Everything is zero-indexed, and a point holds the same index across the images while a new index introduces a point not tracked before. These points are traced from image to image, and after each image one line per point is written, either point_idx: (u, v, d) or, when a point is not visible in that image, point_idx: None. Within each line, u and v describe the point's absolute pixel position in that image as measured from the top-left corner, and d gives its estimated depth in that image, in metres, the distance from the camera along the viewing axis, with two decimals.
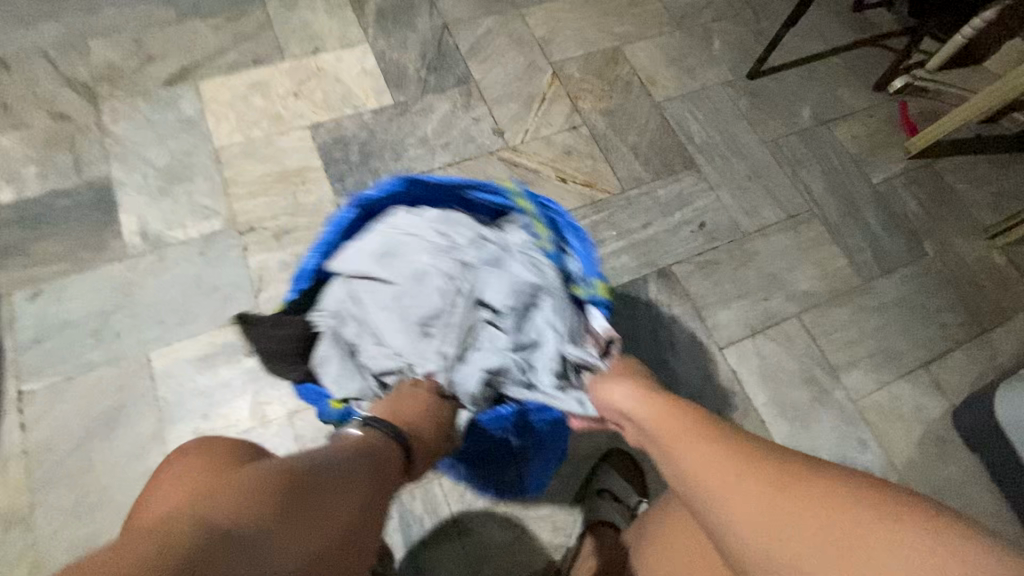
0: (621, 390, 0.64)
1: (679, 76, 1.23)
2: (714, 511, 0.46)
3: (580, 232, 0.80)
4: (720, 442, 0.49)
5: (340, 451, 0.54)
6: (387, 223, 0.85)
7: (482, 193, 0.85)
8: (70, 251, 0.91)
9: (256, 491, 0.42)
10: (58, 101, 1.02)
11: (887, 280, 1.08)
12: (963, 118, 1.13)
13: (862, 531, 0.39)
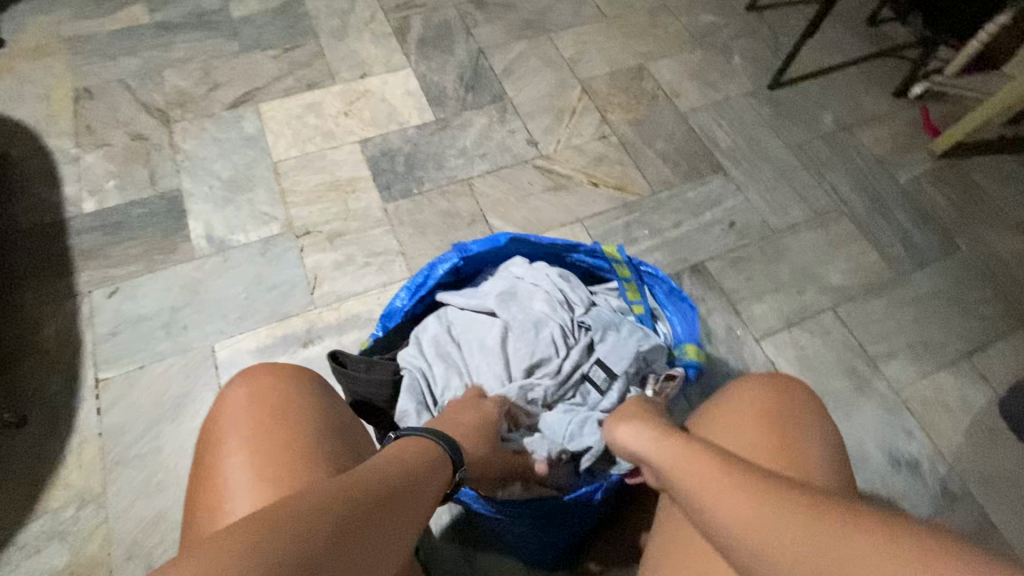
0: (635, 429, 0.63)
1: (703, 89, 1.30)
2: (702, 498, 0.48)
3: (684, 295, 0.84)
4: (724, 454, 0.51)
5: (391, 461, 0.52)
6: (501, 273, 0.87)
7: (584, 255, 0.86)
8: (145, 253, 0.99)
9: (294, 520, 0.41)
10: (135, 123, 1.13)
11: (921, 274, 1.09)
12: (987, 116, 1.16)
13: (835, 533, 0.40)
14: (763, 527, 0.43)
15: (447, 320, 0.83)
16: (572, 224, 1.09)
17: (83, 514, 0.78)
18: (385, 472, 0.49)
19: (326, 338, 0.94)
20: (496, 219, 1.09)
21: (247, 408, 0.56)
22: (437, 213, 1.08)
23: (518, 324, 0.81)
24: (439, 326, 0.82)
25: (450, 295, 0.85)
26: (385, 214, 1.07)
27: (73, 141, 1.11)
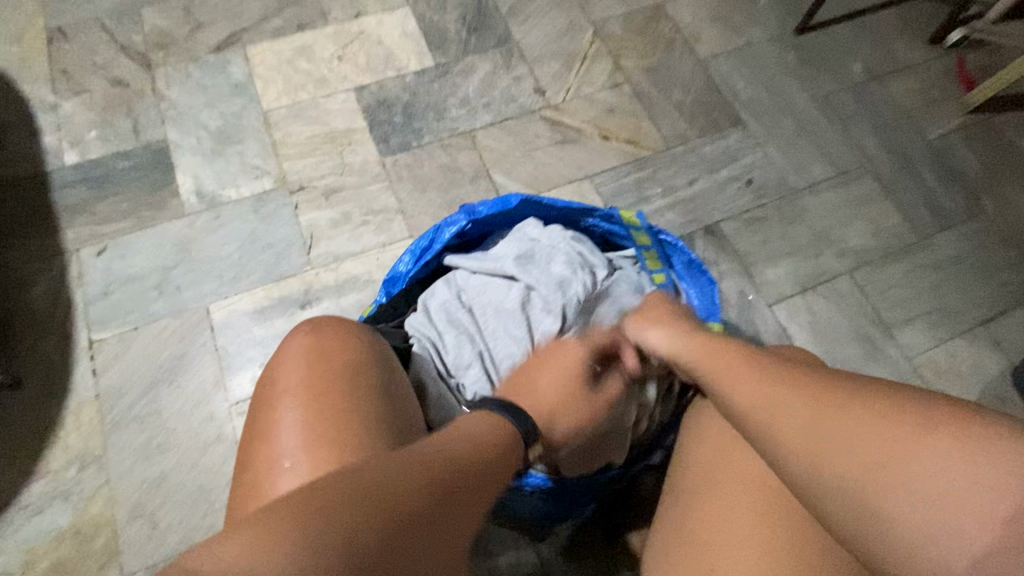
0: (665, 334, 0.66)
1: (725, 33, 1.20)
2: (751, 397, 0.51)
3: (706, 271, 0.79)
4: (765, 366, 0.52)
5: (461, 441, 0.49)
6: (514, 236, 0.82)
7: (600, 220, 0.82)
8: (133, 209, 0.95)
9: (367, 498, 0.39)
10: (115, 68, 1.06)
11: (944, 237, 1.04)
12: None
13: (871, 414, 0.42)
14: (765, 410, 0.47)
15: (458, 284, 0.79)
16: (580, 181, 1.04)
17: (85, 476, 0.78)
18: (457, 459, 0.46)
19: (324, 300, 0.91)
20: (501, 174, 1.03)
21: (308, 365, 0.54)
22: (437, 168, 1.03)
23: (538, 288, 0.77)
24: (451, 290, 0.78)
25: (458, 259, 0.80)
26: (383, 169, 1.01)
27: (50, 87, 1.04)
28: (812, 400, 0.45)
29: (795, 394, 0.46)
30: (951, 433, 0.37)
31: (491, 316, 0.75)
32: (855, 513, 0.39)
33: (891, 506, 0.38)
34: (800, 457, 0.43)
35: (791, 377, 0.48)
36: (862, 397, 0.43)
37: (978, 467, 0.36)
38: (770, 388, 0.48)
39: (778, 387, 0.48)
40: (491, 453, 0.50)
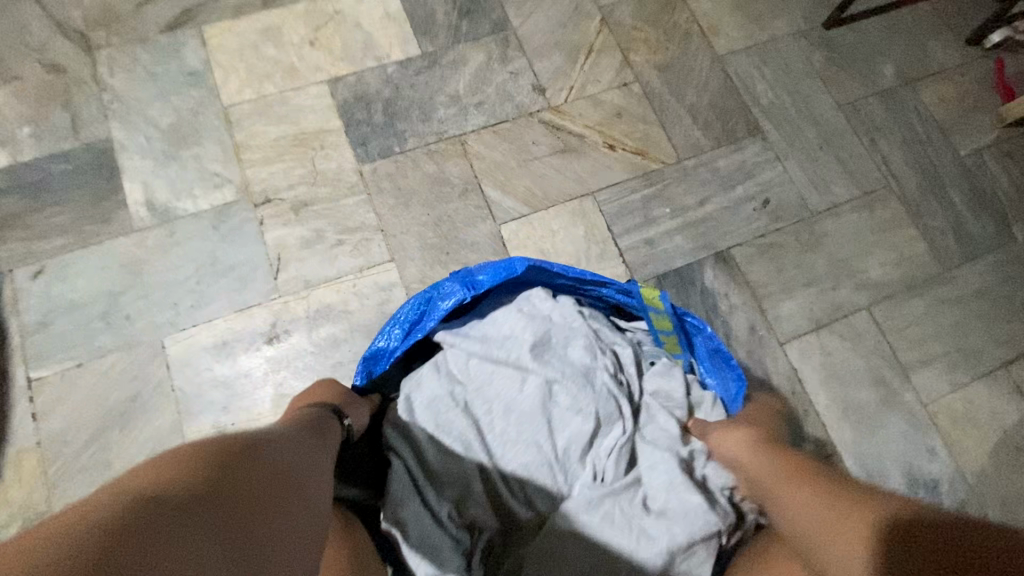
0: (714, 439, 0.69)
1: (747, 24, 1.07)
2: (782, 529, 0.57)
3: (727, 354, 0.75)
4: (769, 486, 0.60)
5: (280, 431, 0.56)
6: (523, 310, 0.78)
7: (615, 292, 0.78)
8: (73, 223, 0.84)
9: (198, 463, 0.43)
10: (52, 52, 0.93)
11: (969, 269, 0.97)
12: None
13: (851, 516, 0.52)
14: (798, 501, 0.56)
15: (457, 368, 0.76)
16: (582, 197, 0.93)
17: None
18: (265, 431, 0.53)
19: (295, 334, 0.82)
20: (494, 188, 0.92)
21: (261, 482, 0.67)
22: (422, 179, 0.91)
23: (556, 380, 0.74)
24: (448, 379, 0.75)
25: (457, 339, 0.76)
26: (361, 179, 0.90)
27: None
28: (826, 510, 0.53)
29: (820, 491, 0.55)
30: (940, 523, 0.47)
31: (506, 411, 0.74)
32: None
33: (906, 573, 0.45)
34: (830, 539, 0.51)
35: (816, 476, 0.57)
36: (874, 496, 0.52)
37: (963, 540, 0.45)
38: (795, 485, 0.57)
39: (804, 485, 0.57)
40: (311, 428, 0.59)
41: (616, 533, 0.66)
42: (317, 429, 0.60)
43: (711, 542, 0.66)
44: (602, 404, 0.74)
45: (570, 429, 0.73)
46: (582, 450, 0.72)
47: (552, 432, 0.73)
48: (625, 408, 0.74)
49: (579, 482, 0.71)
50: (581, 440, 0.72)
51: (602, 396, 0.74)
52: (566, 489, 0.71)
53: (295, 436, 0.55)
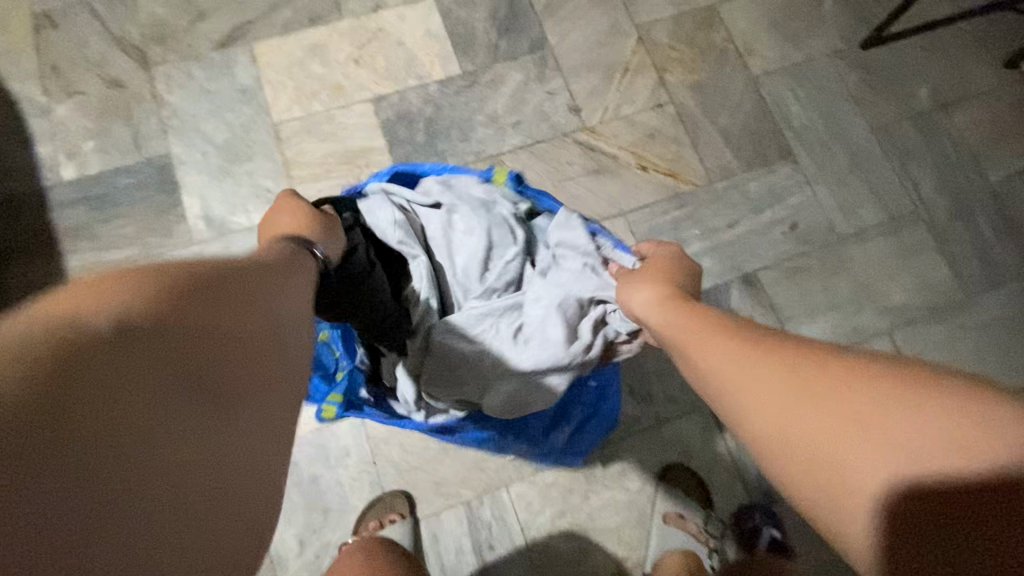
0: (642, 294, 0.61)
1: (782, 44, 1.08)
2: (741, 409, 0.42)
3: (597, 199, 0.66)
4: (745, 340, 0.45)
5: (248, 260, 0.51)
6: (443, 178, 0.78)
7: None
8: (138, 235, 0.90)
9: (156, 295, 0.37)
10: (111, 66, 0.97)
11: (992, 296, 0.99)
12: None
13: (869, 399, 0.35)
14: (733, 383, 0.43)
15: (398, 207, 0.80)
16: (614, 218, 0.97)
17: None
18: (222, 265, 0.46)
19: None
20: None
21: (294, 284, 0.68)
22: None
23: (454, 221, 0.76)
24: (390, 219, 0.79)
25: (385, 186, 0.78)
26: None
27: (41, 87, 0.96)
28: (835, 403, 0.36)
29: (756, 360, 0.42)
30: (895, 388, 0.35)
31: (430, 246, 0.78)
32: (828, 484, 0.35)
33: (844, 468, 0.34)
34: (764, 425, 0.40)
35: (755, 339, 0.45)
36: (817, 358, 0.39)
37: (932, 423, 0.32)
38: (731, 357, 0.44)
39: (723, 337, 0.47)
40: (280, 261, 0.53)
41: (511, 352, 0.71)
42: (280, 265, 0.53)
43: (591, 332, 0.71)
44: (493, 234, 0.75)
45: (467, 249, 0.76)
46: (479, 270, 0.75)
47: (450, 256, 0.77)
48: (515, 235, 0.76)
49: (473, 298, 0.75)
50: (476, 261, 0.75)
51: (494, 221, 0.75)
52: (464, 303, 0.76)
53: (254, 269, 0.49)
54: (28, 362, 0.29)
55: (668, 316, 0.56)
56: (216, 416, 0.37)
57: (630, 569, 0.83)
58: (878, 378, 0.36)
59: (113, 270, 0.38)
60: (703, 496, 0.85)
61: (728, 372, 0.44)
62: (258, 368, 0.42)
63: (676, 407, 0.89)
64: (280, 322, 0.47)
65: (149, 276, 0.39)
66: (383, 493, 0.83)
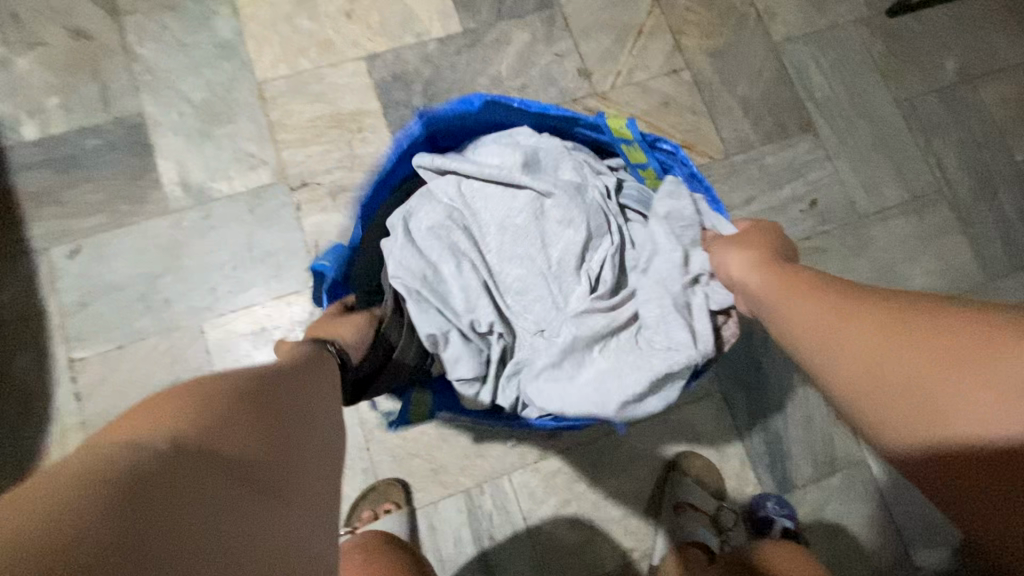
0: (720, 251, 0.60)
1: (806, 9, 1.01)
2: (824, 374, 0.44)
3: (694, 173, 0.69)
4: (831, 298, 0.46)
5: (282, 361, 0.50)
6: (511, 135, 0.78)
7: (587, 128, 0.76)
8: (109, 201, 0.82)
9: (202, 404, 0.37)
10: (75, 13, 0.88)
11: (1015, 279, 0.95)
12: None
13: (963, 338, 0.37)
14: (825, 354, 0.44)
15: (447, 196, 0.76)
16: None
17: None
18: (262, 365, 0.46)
19: None
20: None
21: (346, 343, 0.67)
22: None
23: (537, 205, 0.74)
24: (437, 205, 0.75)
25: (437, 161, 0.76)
26: None
27: None
28: (907, 336, 0.39)
29: (900, 338, 0.39)
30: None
31: (495, 232, 0.75)
32: (912, 423, 0.37)
33: (953, 415, 0.35)
34: (856, 379, 0.41)
35: (864, 295, 0.44)
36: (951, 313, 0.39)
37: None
38: (830, 316, 0.44)
39: (797, 295, 0.48)
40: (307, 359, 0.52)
41: (599, 364, 0.67)
42: (312, 362, 0.52)
43: (705, 318, 0.64)
44: (593, 216, 0.74)
45: (563, 241, 0.73)
46: (577, 261, 0.72)
47: (511, 254, 0.74)
48: (613, 224, 0.74)
49: (575, 295, 0.72)
50: (573, 250, 0.72)
51: (592, 210, 0.74)
52: (561, 302, 0.72)
53: (291, 372, 0.48)
54: (89, 487, 0.28)
55: (751, 270, 0.55)
56: (264, 506, 0.34)
57: (637, 560, 0.79)
58: (984, 332, 0.36)
59: (162, 390, 0.38)
60: (714, 486, 0.82)
61: (825, 343, 0.44)
62: (300, 464, 0.39)
63: (688, 392, 0.84)
64: (320, 424, 0.45)
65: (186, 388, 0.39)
66: (377, 480, 0.78)
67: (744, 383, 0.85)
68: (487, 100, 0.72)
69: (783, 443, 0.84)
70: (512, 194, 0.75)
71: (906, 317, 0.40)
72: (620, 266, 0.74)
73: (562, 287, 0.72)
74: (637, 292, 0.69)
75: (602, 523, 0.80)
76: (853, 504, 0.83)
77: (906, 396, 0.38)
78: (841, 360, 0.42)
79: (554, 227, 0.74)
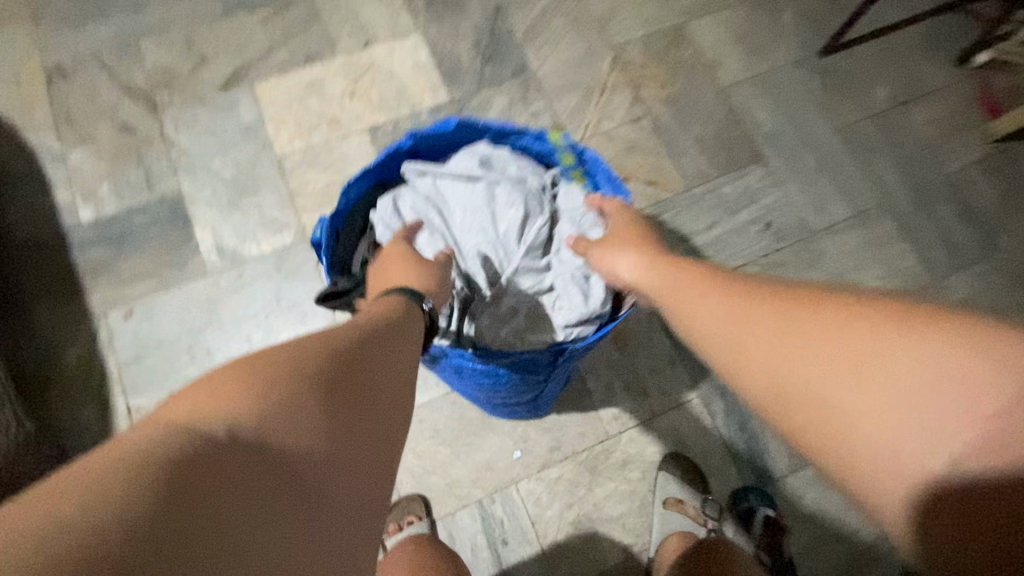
0: (624, 261, 0.67)
1: (747, 56, 1.16)
2: (729, 373, 0.42)
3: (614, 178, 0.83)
4: (745, 296, 0.45)
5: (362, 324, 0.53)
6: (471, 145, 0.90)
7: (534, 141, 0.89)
8: (155, 268, 0.95)
9: (266, 382, 0.39)
10: (120, 111, 1.04)
11: (958, 278, 1.06)
12: None
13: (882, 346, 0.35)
14: (733, 352, 0.42)
15: (423, 189, 0.87)
16: None
17: None
18: (331, 337, 0.48)
19: None
20: None
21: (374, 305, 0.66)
22: None
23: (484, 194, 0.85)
24: (415, 194, 0.86)
25: (414, 166, 0.88)
26: None
27: (55, 135, 1.02)
28: (833, 341, 0.37)
29: (812, 338, 0.38)
30: (961, 347, 0.32)
31: (456, 214, 0.86)
32: (824, 449, 0.35)
33: (871, 439, 0.33)
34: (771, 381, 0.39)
35: (769, 296, 0.43)
36: (868, 318, 0.36)
37: (954, 371, 0.32)
38: (734, 312, 0.44)
39: (708, 293, 0.49)
40: (388, 326, 0.55)
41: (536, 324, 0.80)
42: (394, 329, 0.55)
43: (601, 285, 0.80)
44: (530, 198, 0.85)
45: (507, 220, 0.85)
46: (519, 236, 0.84)
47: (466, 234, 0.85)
48: (547, 204, 0.86)
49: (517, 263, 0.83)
50: (514, 226, 0.84)
51: (530, 194, 0.86)
52: (506, 267, 0.84)
53: (362, 339, 0.50)
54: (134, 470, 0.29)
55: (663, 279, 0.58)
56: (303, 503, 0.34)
57: (637, 555, 0.88)
58: (944, 351, 0.33)
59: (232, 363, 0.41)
60: (699, 483, 0.90)
61: (726, 338, 0.44)
62: (356, 441, 0.40)
63: (671, 399, 0.95)
64: (389, 381, 0.48)
65: (280, 355, 0.43)
66: (400, 497, 0.88)
67: (721, 388, 0.95)
68: (460, 121, 0.83)
69: (760, 440, 0.94)
70: (469, 184, 0.86)
71: (826, 317, 0.38)
72: (550, 242, 0.86)
73: (502, 259, 0.84)
74: (556, 266, 0.84)
75: (601, 523, 0.89)
76: (829, 492, 0.92)
77: (821, 418, 0.35)
78: (755, 365, 0.40)
79: (497, 209, 0.85)
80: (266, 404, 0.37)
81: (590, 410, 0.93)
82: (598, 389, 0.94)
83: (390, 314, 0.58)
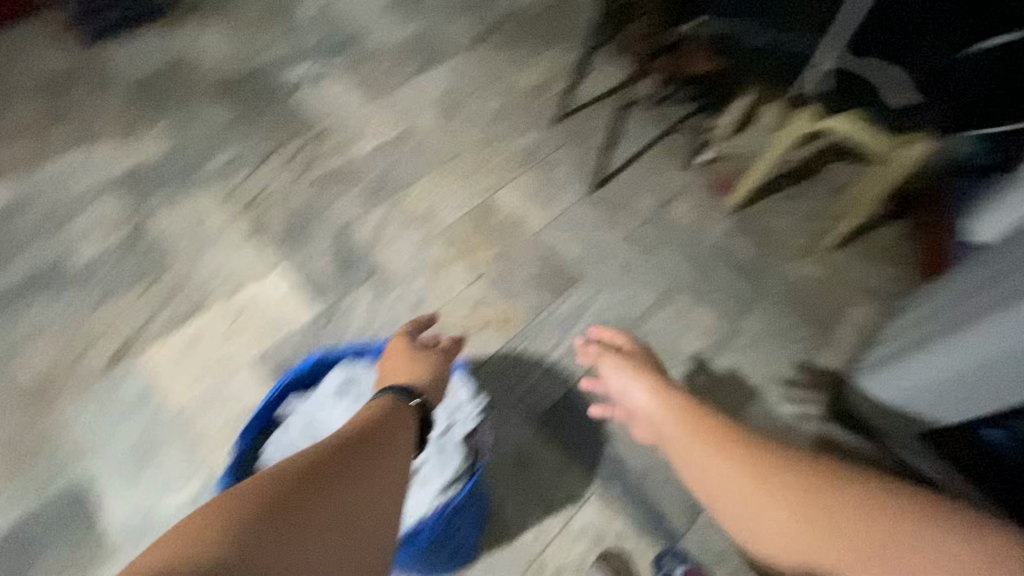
0: (635, 395, 1.05)
1: (543, 207, 1.54)
2: (766, 522, 0.79)
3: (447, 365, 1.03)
4: (765, 459, 0.83)
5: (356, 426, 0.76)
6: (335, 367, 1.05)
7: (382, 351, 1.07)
8: (71, 559, 1.06)
9: (290, 477, 0.62)
10: (21, 418, 1.16)
11: (747, 319, 1.40)
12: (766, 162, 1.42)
13: (883, 519, 0.71)
14: (770, 511, 0.79)
15: (300, 421, 1.02)
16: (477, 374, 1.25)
17: None
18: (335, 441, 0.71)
19: None
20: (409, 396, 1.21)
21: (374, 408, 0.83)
22: None
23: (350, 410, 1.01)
24: (296, 428, 1.01)
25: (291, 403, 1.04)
26: None
27: None
28: (808, 501, 0.76)
29: (829, 501, 0.75)
30: (921, 523, 0.69)
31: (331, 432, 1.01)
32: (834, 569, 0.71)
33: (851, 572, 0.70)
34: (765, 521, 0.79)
35: (789, 463, 0.82)
36: (874, 496, 0.74)
37: (944, 545, 0.66)
38: (760, 478, 0.82)
39: (722, 455, 0.86)
40: (377, 425, 0.77)
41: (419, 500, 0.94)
42: (386, 427, 0.78)
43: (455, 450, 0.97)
44: None
45: None
46: None
47: None
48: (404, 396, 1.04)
49: None
50: None
51: None
52: None
53: (358, 443, 0.72)
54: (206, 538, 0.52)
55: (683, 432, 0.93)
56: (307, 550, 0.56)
57: None
58: (925, 524, 0.69)
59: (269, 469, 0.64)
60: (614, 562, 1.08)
61: (745, 492, 0.82)
62: (345, 513, 0.62)
63: (571, 497, 1.13)
64: (379, 471, 0.70)
65: (285, 467, 0.63)
66: None
67: (611, 472, 1.15)
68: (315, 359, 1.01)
69: (653, 504, 1.12)
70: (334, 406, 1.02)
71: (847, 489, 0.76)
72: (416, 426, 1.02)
73: None
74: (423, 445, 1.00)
75: None
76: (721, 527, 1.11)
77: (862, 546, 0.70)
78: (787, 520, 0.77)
79: None
80: (290, 492, 0.59)
81: (506, 531, 1.10)
82: (509, 511, 1.11)
83: (389, 431, 0.78)
